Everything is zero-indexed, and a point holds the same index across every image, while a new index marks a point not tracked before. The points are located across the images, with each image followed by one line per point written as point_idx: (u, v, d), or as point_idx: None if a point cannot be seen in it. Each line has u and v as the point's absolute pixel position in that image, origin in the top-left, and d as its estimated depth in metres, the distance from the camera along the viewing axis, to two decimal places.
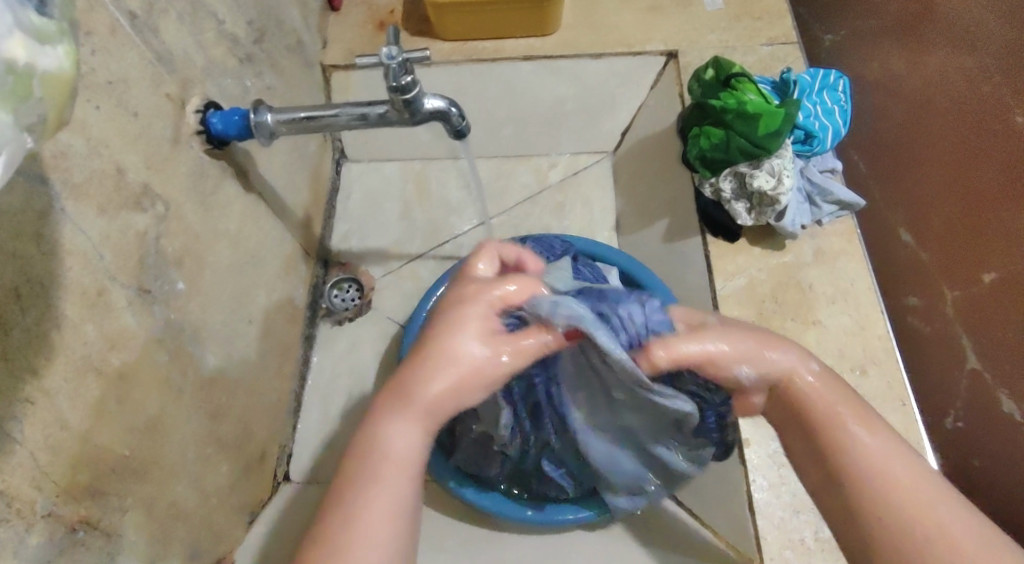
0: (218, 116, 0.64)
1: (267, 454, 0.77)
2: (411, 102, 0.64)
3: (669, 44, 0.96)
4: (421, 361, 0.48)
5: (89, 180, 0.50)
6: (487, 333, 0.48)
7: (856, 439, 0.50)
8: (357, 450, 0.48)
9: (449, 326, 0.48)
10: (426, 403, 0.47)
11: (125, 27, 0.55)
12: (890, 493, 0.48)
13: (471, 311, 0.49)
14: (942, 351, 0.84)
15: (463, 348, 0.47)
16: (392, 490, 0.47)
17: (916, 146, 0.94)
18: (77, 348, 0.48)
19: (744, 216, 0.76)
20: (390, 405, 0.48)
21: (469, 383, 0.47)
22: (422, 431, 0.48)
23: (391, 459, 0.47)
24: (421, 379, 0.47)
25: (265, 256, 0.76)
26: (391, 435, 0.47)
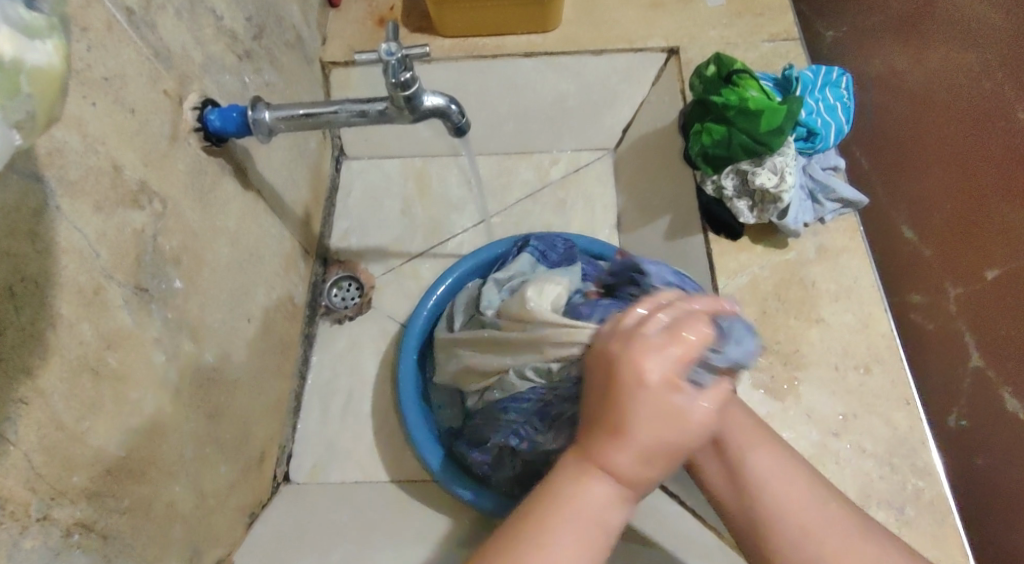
0: (216, 113, 0.64)
1: (266, 454, 0.76)
2: (411, 99, 0.64)
3: (671, 41, 0.95)
4: (608, 428, 0.46)
5: (85, 177, 0.49)
6: (677, 398, 0.45)
7: (757, 454, 0.57)
8: (547, 502, 0.47)
9: (631, 385, 0.46)
10: (617, 467, 0.46)
11: (122, 23, 0.54)
12: (773, 491, 0.54)
13: (657, 375, 0.45)
14: (943, 345, 0.83)
15: (653, 420, 0.45)
16: (582, 540, 0.46)
17: (918, 143, 0.93)
18: (73, 348, 0.47)
19: (746, 214, 0.76)
20: (583, 465, 0.47)
21: (661, 453, 0.46)
22: (616, 492, 0.47)
23: (584, 511, 0.46)
24: (615, 447, 0.46)
25: (264, 254, 0.76)
26: (593, 490, 0.46)
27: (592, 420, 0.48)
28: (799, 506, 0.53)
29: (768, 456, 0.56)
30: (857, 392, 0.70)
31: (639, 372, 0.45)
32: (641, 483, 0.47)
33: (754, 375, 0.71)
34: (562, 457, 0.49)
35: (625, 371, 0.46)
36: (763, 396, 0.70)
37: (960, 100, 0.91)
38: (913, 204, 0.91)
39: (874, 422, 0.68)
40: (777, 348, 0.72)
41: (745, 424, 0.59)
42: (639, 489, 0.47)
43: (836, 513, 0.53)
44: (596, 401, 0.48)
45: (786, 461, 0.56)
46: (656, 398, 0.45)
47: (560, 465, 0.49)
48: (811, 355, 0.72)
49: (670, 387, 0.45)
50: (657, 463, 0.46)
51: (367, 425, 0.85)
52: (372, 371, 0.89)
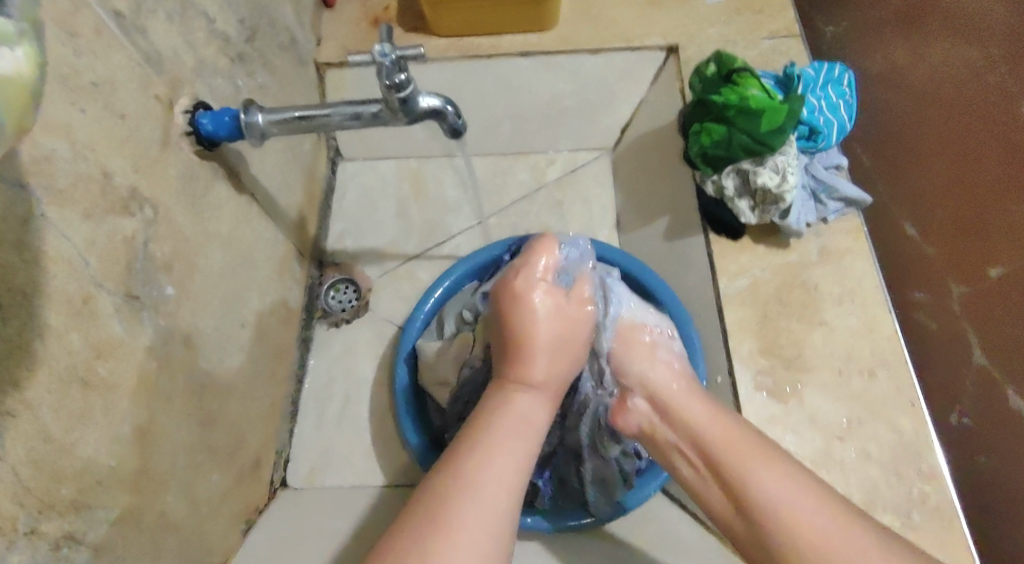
0: (208, 117, 0.62)
1: (261, 461, 0.75)
2: (406, 101, 0.63)
3: (670, 39, 0.94)
4: (516, 346, 0.61)
5: (73, 184, 0.48)
6: (558, 303, 0.63)
7: (758, 475, 0.54)
8: (481, 419, 0.56)
9: (517, 303, 0.62)
10: (535, 377, 0.59)
11: (112, 26, 0.53)
12: (792, 522, 0.52)
13: (538, 291, 0.63)
14: (946, 343, 0.82)
15: (546, 323, 0.61)
16: (516, 440, 0.54)
17: (919, 138, 0.92)
18: (62, 359, 0.46)
19: (747, 213, 0.75)
20: (507, 385, 0.59)
21: (563, 351, 0.61)
22: (530, 395, 0.58)
23: (512, 415, 0.56)
24: (524, 356, 0.60)
25: (258, 258, 0.75)
26: (517, 403, 0.57)
27: (506, 349, 0.62)
28: (806, 522, 0.51)
29: (772, 473, 0.54)
30: (861, 395, 0.69)
31: (520, 291, 0.63)
32: (554, 380, 0.60)
33: (756, 378, 0.70)
34: (490, 382, 0.62)
35: (511, 295, 0.63)
36: (764, 399, 0.69)
37: (965, 96, 0.91)
38: (918, 201, 0.89)
39: (877, 425, 0.67)
40: (780, 351, 0.71)
41: (744, 443, 0.57)
42: (551, 391, 0.60)
43: (843, 522, 0.51)
44: (506, 336, 0.62)
45: (795, 484, 0.53)
46: (542, 309, 0.62)
47: (490, 392, 0.60)
48: (813, 358, 0.71)
49: (549, 298, 0.63)
50: (560, 360, 0.61)
51: (364, 431, 0.84)
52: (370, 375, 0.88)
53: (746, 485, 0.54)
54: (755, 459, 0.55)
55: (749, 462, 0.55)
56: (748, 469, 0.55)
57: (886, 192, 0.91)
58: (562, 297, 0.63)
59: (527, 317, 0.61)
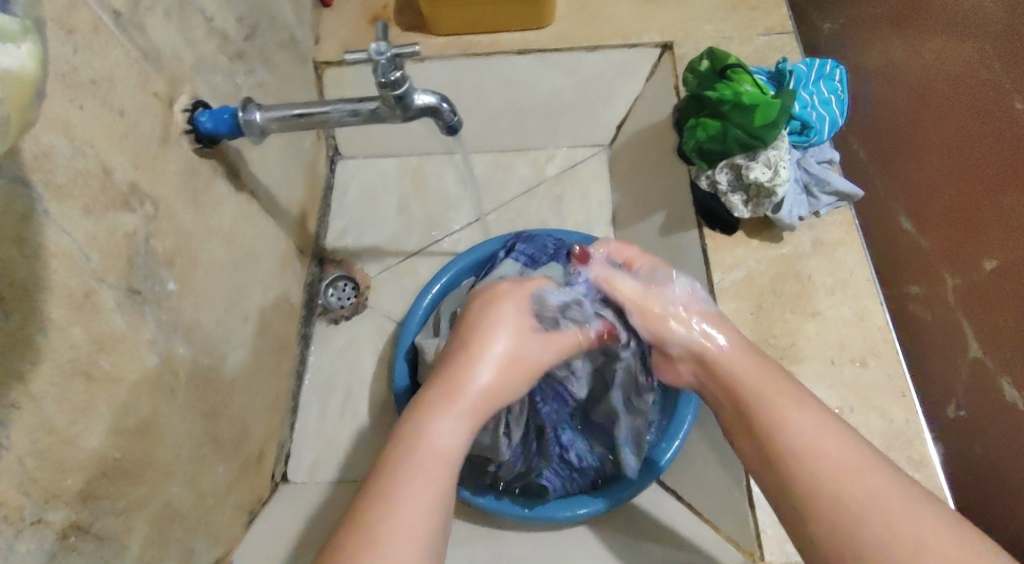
0: (208, 115, 0.63)
1: (264, 454, 0.76)
2: (402, 98, 0.63)
3: (665, 36, 0.95)
4: (452, 363, 0.57)
5: (73, 180, 0.49)
6: (519, 327, 0.60)
7: (792, 418, 0.54)
8: (396, 449, 0.52)
9: (488, 325, 0.60)
10: (471, 400, 0.55)
11: (110, 24, 0.54)
12: (825, 472, 0.50)
13: (509, 313, 0.61)
14: (944, 331, 0.84)
15: (499, 344, 0.59)
16: (431, 467, 0.51)
17: (914, 132, 0.92)
18: (65, 352, 0.47)
19: (740, 208, 0.76)
20: (437, 401, 0.54)
21: (508, 373, 0.58)
22: (452, 419, 0.54)
23: (429, 442, 0.52)
24: (466, 377, 0.56)
25: (259, 254, 0.76)
26: (438, 425, 0.53)
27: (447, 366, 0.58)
28: (831, 462, 0.51)
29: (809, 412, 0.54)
30: (853, 384, 0.69)
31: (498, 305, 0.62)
32: (482, 409, 0.55)
33: None
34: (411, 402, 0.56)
35: (482, 314, 0.62)
36: None
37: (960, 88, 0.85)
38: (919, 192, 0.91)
39: (869, 415, 0.68)
40: (774, 342, 0.72)
41: (776, 385, 0.56)
42: (475, 417, 0.55)
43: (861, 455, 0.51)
44: (456, 350, 0.59)
45: (831, 425, 0.53)
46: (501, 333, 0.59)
47: (412, 407, 0.55)
48: (807, 349, 0.72)
49: (519, 327, 0.60)
50: (495, 380, 0.57)
51: (365, 425, 0.85)
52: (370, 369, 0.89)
53: (778, 423, 0.54)
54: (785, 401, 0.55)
55: (781, 402, 0.55)
56: (779, 412, 0.54)
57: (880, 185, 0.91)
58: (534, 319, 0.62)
59: (488, 332, 0.59)
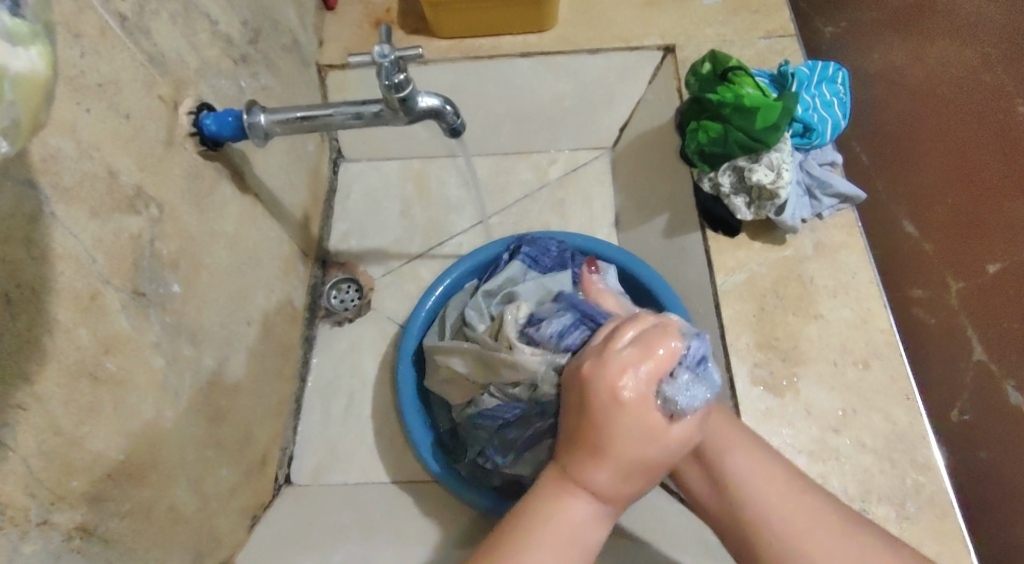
0: (212, 117, 0.64)
1: (267, 457, 0.76)
2: (404, 101, 0.62)
3: (667, 39, 0.96)
4: (588, 445, 0.49)
5: (80, 183, 0.49)
6: (649, 414, 0.48)
7: (733, 458, 0.57)
8: (535, 518, 0.50)
9: (608, 407, 0.48)
10: (595, 483, 0.49)
11: (116, 29, 0.54)
12: (769, 508, 0.54)
13: (630, 390, 0.48)
14: (943, 339, 0.82)
15: (627, 438, 0.48)
16: (556, 552, 0.49)
17: (921, 129, 0.94)
18: (71, 353, 0.47)
19: (743, 210, 0.75)
20: (562, 486, 0.50)
21: (652, 462, 0.49)
22: (597, 503, 0.50)
23: (561, 528, 0.49)
24: (596, 466, 0.48)
25: (263, 257, 0.76)
26: (575, 508, 0.49)
27: (574, 439, 0.50)
28: (786, 508, 0.54)
29: (748, 458, 0.57)
30: (855, 386, 0.68)
31: (623, 387, 0.48)
32: (620, 499, 0.50)
33: (753, 371, 0.70)
34: (544, 472, 0.52)
35: (601, 396, 0.48)
36: (762, 393, 0.69)
37: (964, 90, 0.95)
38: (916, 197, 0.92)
39: (873, 417, 0.67)
40: (776, 344, 0.71)
41: (732, 432, 0.58)
42: (614, 506, 0.50)
43: (798, 489, 0.55)
44: (584, 430, 0.49)
45: (767, 464, 0.57)
46: (636, 417, 0.48)
47: (543, 484, 0.51)
48: (810, 351, 0.71)
49: (655, 409, 0.48)
50: (634, 483, 0.49)
51: (367, 428, 0.85)
52: (373, 372, 0.89)
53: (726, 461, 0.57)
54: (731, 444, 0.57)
55: (728, 447, 0.57)
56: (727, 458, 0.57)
57: (885, 188, 0.90)
58: (662, 395, 0.49)
59: (634, 417, 0.48)
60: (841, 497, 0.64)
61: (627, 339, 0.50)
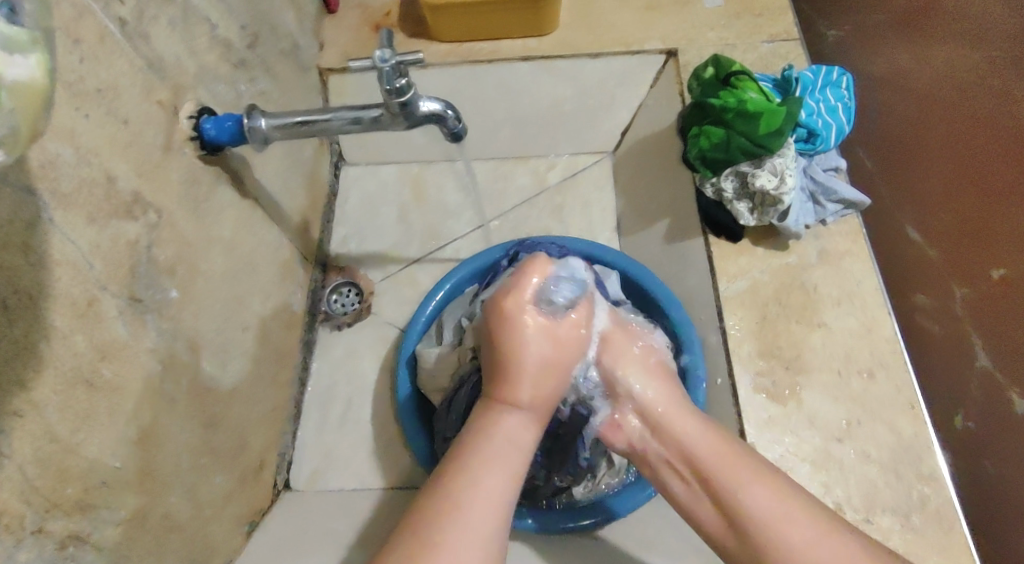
0: (212, 122, 0.64)
1: (264, 463, 0.76)
2: (406, 106, 0.62)
3: (669, 43, 0.96)
4: (503, 367, 0.58)
5: (78, 189, 0.49)
6: (548, 327, 0.60)
7: (747, 491, 0.54)
8: (467, 440, 0.55)
9: (506, 324, 0.59)
10: (520, 401, 0.57)
11: (115, 33, 0.54)
12: (794, 545, 0.51)
13: (529, 313, 0.59)
14: (950, 347, 0.82)
15: (531, 348, 0.58)
16: (495, 471, 0.53)
17: (920, 138, 0.93)
18: (69, 360, 0.47)
19: (746, 216, 0.75)
20: (492, 413, 0.57)
21: (555, 371, 0.58)
22: (523, 420, 0.57)
23: (495, 439, 0.55)
24: (513, 381, 0.57)
25: (261, 263, 0.76)
26: (508, 426, 0.56)
27: (494, 371, 0.59)
28: (797, 536, 0.52)
29: (764, 489, 0.54)
30: (859, 396, 0.68)
31: (513, 309, 0.59)
32: (540, 405, 0.58)
33: (755, 379, 0.69)
34: (476, 406, 0.59)
35: (502, 318, 0.59)
36: (764, 401, 0.68)
37: (963, 95, 0.92)
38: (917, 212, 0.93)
39: (877, 427, 0.66)
40: (778, 352, 0.71)
41: (741, 461, 0.56)
42: (538, 417, 0.58)
43: (828, 532, 0.52)
44: (493, 356, 0.60)
45: (785, 497, 0.53)
46: (533, 332, 0.59)
47: (476, 412, 0.58)
48: (813, 359, 0.70)
49: (542, 321, 0.59)
50: (545, 385, 0.58)
51: (366, 434, 0.85)
52: (372, 378, 0.89)
53: (736, 491, 0.54)
54: (731, 462, 0.56)
55: (738, 475, 0.55)
56: (733, 485, 0.55)
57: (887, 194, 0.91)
58: (550, 317, 0.60)
59: (533, 337, 0.58)
60: (843, 508, 0.63)
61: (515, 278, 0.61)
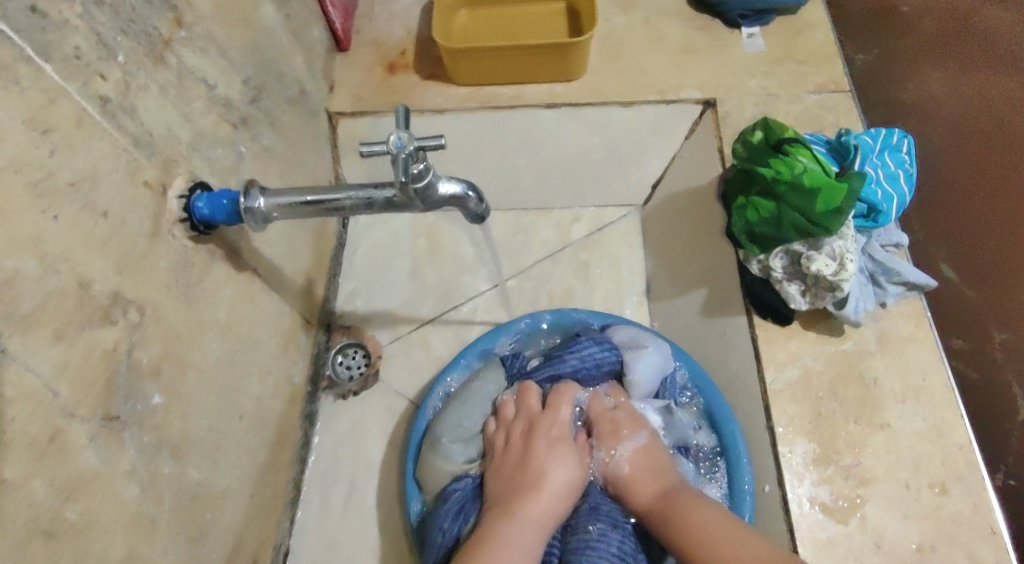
0: (206, 199, 0.57)
1: (260, 561, 0.69)
2: (425, 191, 0.55)
3: (706, 93, 0.88)
4: (518, 479, 0.66)
5: (43, 304, 0.42)
6: (559, 442, 0.69)
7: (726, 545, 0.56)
8: (472, 551, 0.58)
9: (531, 450, 0.68)
10: (534, 512, 0.62)
11: (95, 115, 0.48)
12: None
13: (545, 431, 0.69)
14: (991, 393, 0.79)
15: (546, 465, 0.66)
16: None
17: (961, 176, 0.90)
18: (21, 514, 0.40)
19: (797, 299, 0.67)
20: (504, 520, 0.61)
21: (568, 490, 0.65)
22: (529, 530, 0.61)
23: (505, 548, 0.59)
24: (530, 495, 0.64)
25: (260, 337, 0.69)
26: (515, 534, 0.60)
27: (507, 490, 0.65)
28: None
29: (718, 517, 0.59)
30: (930, 513, 0.60)
31: (536, 426, 0.70)
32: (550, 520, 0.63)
33: (813, 490, 0.62)
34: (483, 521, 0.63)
35: (523, 435, 0.70)
36: (819, 515, 0.61)
37: (985, 137, 0.92)
38: (975, 249, 0.86)
39: (954, 554, 0.59)
40: (837, 459, 0.63)
41: (715, 519, 0.59)
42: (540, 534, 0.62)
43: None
44: (515, 477, 0.66)
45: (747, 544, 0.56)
46: (545, 447, 0.68)
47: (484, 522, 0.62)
48: (876, 468, 0.62)
49: (561, 448, 0.68)
50: (561, 502, 0.64)
51: (372, 519, 0.78)
52: (379, 455, 0.81)
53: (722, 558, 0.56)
54: (720, 529, 0.58)
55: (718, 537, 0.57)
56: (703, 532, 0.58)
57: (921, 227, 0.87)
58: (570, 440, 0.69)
59: (546, 447, 0.68)
60: None
61: (524, 392, 0.73)
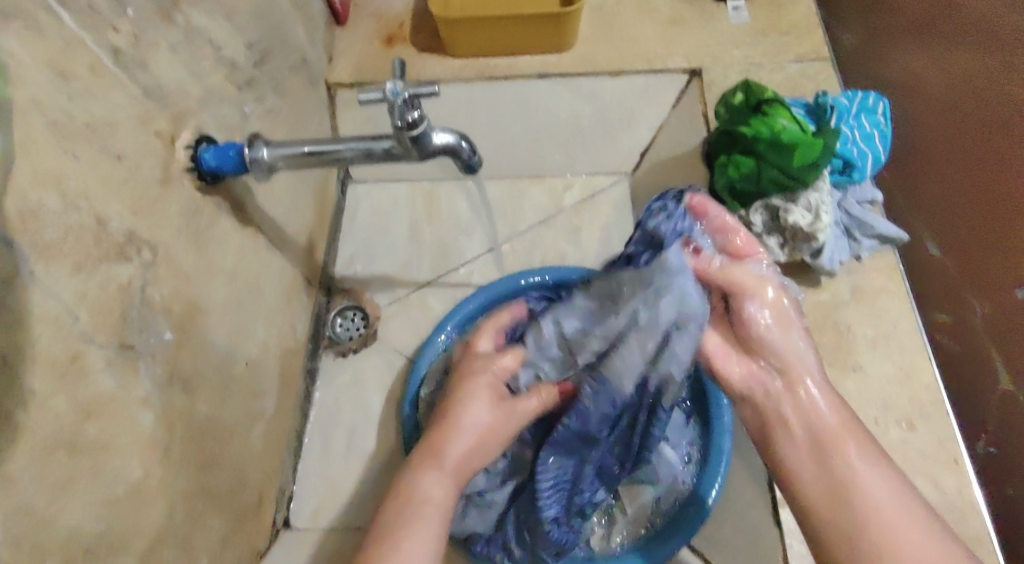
0: (212, 151, 0.59)
1: (264, 500, 0.72)
2: (419, 139, 0.58)
3: (692, 62, 0.93)
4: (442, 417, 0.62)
5: (64, 237, 0.45)
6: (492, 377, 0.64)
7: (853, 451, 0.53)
8: (391, 503, 0.56)
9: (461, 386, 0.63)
10: (450, 456, 0.58)
11: (110, 65, 0.51)
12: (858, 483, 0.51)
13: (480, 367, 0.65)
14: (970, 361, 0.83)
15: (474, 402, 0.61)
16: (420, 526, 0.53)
17: (940, 146, 0.91)
18: (45, 426, 0.43)
19: (777, 251, 0.70)
20: (421, 462, 0.58)
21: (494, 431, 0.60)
22: (438, 472, 0.57)
23: (416, 494, 0.55)
24: (450, 436, 0.59)
25: (264, 288, 0.72)
26: (425, 479, 0.56)
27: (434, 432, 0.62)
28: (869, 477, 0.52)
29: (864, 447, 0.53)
30: (897, 448, 0.64)
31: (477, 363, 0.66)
32: (466, 461, 0.59)
33: None
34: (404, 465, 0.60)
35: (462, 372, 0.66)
36: None
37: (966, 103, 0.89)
38: (953, 218, 0.88)
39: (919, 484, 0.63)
40: None
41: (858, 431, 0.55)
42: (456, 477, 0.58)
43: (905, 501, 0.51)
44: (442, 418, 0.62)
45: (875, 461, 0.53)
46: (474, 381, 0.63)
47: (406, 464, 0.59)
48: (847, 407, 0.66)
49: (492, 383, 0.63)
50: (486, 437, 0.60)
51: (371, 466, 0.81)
52: (377, 408, 0.84)
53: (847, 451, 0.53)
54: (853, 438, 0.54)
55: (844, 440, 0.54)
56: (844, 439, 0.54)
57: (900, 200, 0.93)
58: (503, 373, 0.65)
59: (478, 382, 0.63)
60: None
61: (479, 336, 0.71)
